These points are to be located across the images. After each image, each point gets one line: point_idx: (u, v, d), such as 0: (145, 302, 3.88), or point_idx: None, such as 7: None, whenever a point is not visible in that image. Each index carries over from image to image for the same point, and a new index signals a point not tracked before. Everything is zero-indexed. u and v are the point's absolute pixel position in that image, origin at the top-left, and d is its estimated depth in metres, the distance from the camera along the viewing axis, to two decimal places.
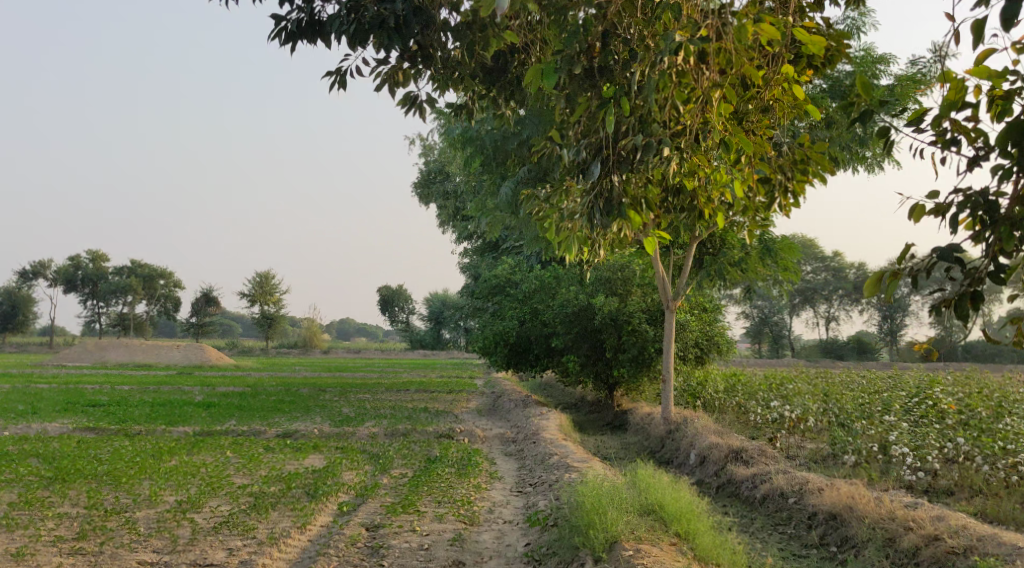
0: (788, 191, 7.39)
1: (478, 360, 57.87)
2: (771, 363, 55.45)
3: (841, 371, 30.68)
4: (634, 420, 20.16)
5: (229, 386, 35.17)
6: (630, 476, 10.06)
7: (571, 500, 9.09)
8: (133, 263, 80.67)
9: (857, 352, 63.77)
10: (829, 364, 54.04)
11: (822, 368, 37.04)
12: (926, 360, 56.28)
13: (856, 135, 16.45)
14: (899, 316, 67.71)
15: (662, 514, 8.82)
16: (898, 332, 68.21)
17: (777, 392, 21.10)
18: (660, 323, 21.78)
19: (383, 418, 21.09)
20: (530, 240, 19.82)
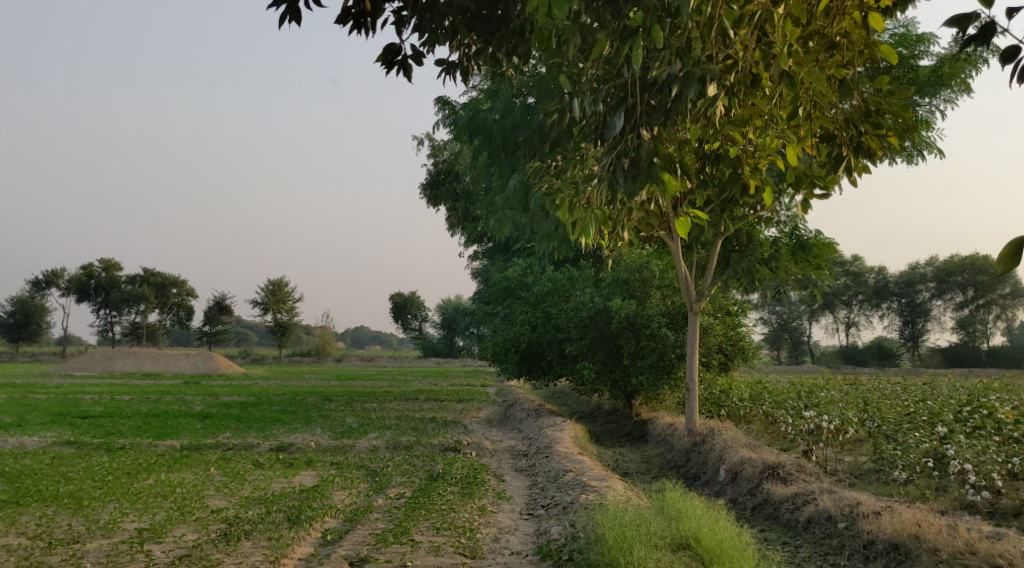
0: (862, 146, 7.23)
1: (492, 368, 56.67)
2: (790, 370, 54.01)
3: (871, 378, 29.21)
4: (655, 431, 18.90)
5: (232, 396, 33.98)
6: (656, 501, 8.80)
7: (592, 532, 7.85)
8: (145, 272, 79.94)
9: (879, 358, 62.04)
10: (851, 372, 52.48)
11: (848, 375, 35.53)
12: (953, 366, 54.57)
13: None
14: (923, 322, 65.99)
15: (699, 549, 7.54)
16: (921, 338, 66.46)
17: (807, 401, 19.78)
18: (681, 327, 20.52)
19: (387, 429, 19.86)
20: (542, 239, 18.63)
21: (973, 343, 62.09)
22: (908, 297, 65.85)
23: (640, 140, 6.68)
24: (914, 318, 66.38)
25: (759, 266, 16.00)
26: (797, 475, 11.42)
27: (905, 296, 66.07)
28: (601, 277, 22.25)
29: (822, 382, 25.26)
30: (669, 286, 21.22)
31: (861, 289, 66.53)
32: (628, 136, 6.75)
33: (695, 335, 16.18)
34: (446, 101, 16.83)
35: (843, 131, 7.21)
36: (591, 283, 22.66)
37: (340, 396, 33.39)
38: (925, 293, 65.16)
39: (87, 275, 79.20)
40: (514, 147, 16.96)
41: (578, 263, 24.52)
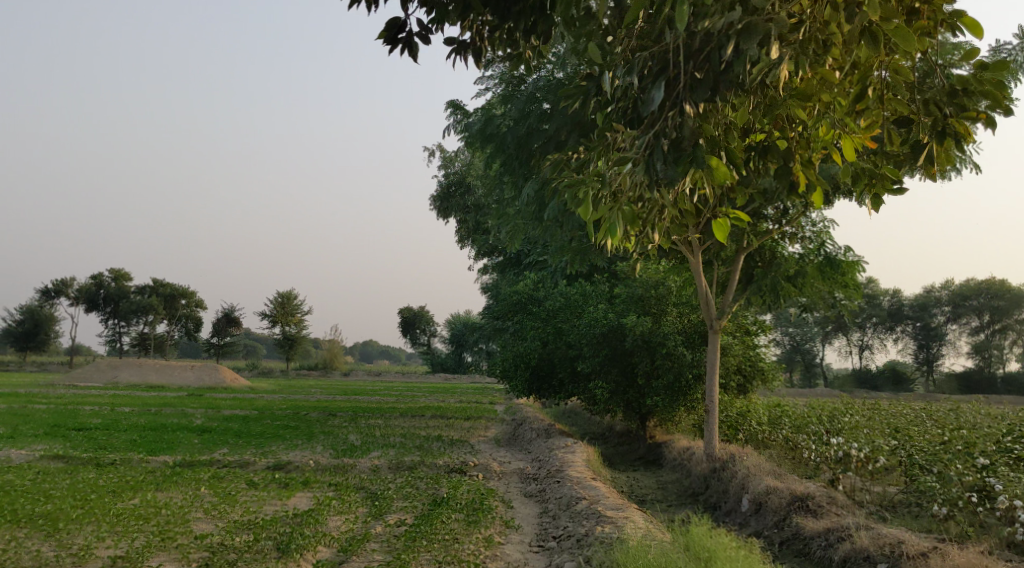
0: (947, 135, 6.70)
1: (501, 386, 55.98)
2: (803, 394, 53.01)
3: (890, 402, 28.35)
4: (670, 454, 18.13)
5: (235, 409, 33.26)
6: (680, 537, 8.07)
7: None
8: (155, 282, 79.58)
9: (892, 382, 60.93)
10: (865, 396, 51.46)
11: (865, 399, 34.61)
12: (969, 393, 53.46)
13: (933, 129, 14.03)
14: (937, 346, 64.88)
15: None
16: (936, 362, 65.33)
17: (829, 425, 18.99)
18: (698, 346, 19.78)
19: (392, 448, 19.11)
20: (555, 253, 17.91)
21: (988, 368, 60.95)
22: (922, 320, 64.76)
23: (684, 121, 6.38)
24: (928, 341, 65.28)
25: (782, 283, 15.26)
26: (829, 508, 10.63)
27: (919, 319, 64.98)
28: (615, 292, 21.52)
29: (841, 406, 24.42)
30: (686, 303, 20.48)
31: (875, 311, 65.53)
32: (668, 113, 6.44)
33: (716, 355, 15.42)
34: (458, 106, 16.15)
35: (921, 118, 6.77)
36: (604, 299, 21.93)
37: (345, 412, 32.63)
38: (940, 316, 64.08)
39: (96, 284, 78.85)
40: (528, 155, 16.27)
41: (591, 278, 23.81)
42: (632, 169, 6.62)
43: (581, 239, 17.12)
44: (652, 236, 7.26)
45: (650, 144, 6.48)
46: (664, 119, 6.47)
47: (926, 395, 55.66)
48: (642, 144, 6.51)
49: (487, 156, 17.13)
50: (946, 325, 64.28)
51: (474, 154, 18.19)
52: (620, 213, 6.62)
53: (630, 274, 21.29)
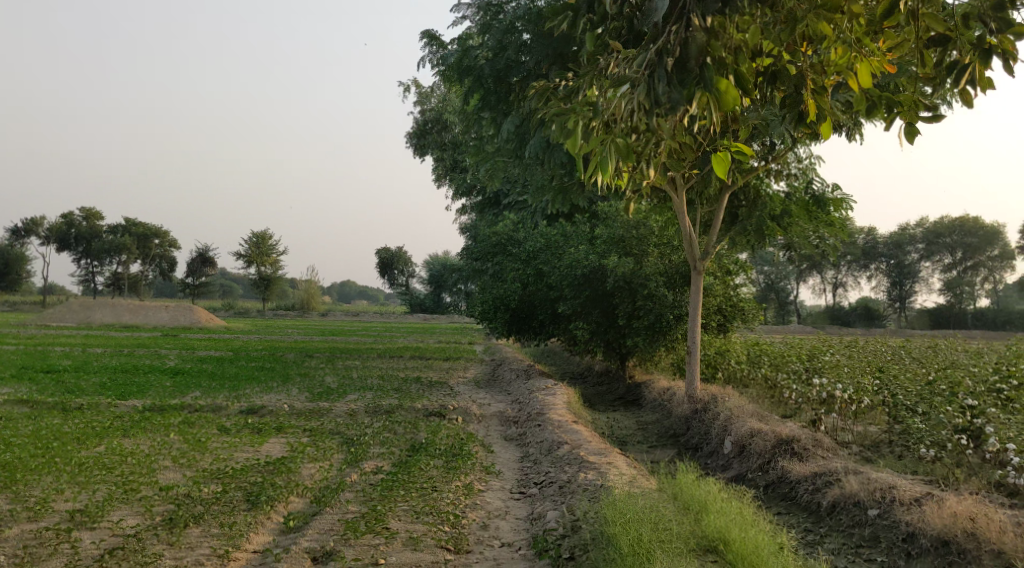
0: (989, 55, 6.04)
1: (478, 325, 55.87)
2: (778, 331, 53.32)
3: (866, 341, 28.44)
4: (651, 395, 17.96)
5: (210, 350, 32.77)
6: (669, 488, 7.87)
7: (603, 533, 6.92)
8: (127, 222, 78.25)
9: (865, 320, 61.40)
10: (839, 333, 51.82)
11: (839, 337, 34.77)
12: (940, 330, 54.00)
13: None
14: (911, 283, 65.25)
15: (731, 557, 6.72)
16: (909, 299, 65.81)
17: (810, 365, 18.88)
18: (680, 287, 19.50)
19: (368, 390, 18.77)
20: (534, 193, 17.34)
21: (960, 305, 61.52)
22: (896, 258, 64.97)
23: (689, 35, 5.86)
24: (902, 279, 65.60)
25: (766, 222, 14.77)
26: (815, 451, 10.39)
27: (893, 256, 65.13)
28: (595, 232, 21.07)
29: (820, 345, 24.39)
30: (668, 243, 20.07)
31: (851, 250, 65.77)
32: (671, 27, 5.93)
33: (699, 295, 15.05)
34: (433, 38, 15.35)
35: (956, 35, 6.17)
36: (584, 239, 21.47)
37: (320, 353, 32.20)
38: (915, 255, 64.42)
39: (67, 224, 77.34)
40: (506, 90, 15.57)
41: (570, 218, 23.39)
42: (629, 92, 6.10)
43: (561, 177, 16.52)
44: (647, 171, 6.68)
45: (651, 61, 5.98)
46: (666, 34, 5.96)
47: (898, 332, 56.15)
48: (643, 61, 6.00)
49: (464, 91, 16.45)
50: (920, 264, 64.69)
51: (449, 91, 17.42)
52: (615, 139, 6.08)
53: (610, 214, 20.88)
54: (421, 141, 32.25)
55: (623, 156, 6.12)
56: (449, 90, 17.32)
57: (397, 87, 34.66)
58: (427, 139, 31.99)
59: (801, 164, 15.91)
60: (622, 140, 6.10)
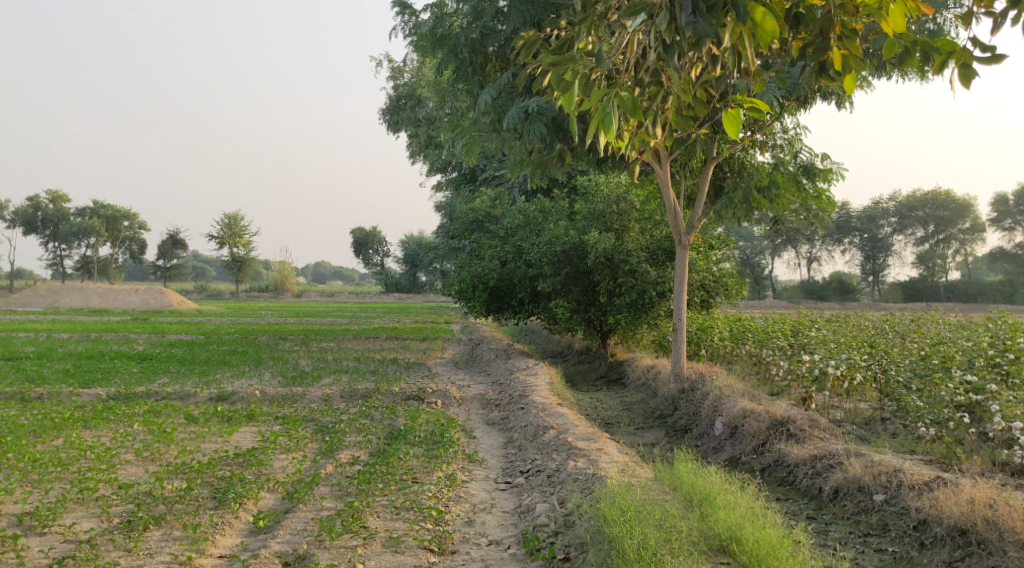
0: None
1: (454, 304, 55.32)
2: (753, 305, 53.21)
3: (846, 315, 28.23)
4: (634, 374, 17.54)
5: (182, 334, 31.98)
6: (672, 484, 7.42)
7: (606, 535, 6.46)
8: (95, 204, 76.70)
9: (840, 294, 61.44)
10: (812, 307, 51.74)
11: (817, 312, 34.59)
12: (914, 303, 54.13)
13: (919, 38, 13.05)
14: (884, 257, 65.31)
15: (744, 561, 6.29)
16: (882, 273, 65.89)
17: (795, 340, 18.54)
18: (663, 263, 19.05)
19: (344, 374, 18.20)
20: (512, 167, 16.75)
21: (933, 278, 61.64)
22: (869, 232, 64.92)
23: None
24: (875, 253, 65.63)
25: (753, 194, 14.32)
26: (811, 432, 10.01)
27: (867, 230, 65.09)
28: (576, 208, 20.53)
29: (802, 320, 24.09)
30: (650, 218, 19.57)
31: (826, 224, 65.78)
32: None
33: (685, 271, 14.58)
34: (404, 6, 14.66)
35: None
36: (564, 216, 20.93)
37: (295, 335, 31.54)
38: (888, 228, 64.54)
39: (34, 207, 75.68)
40: (483, 61, 14.94)
41: (549, 194, 22.85)
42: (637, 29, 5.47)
43: (540, 151, 15.94)
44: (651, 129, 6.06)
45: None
46: None
47: (873, 305, 56.21)
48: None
49: (439, 62, 15.76)
50: (894, 237, 64.86)
51: (420, 63, 16.73)
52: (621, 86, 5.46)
53: (590, 189, 20.36)
54: (394, 117, 31.44)
55: (627, 112, 5.51)
56: (421, 62, 16.65)
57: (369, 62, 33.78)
58: (401, 115, 31.20)
59: (787, 133, 15.52)
60: (626, 94, 5.49)
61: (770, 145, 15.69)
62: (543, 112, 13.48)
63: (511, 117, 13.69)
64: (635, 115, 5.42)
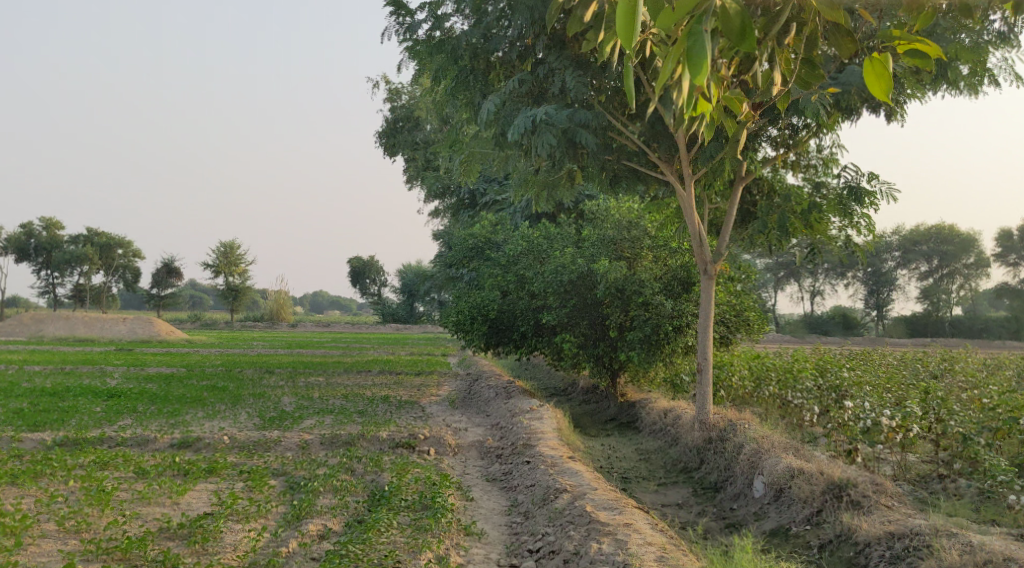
0: None
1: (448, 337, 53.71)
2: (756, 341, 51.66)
3: (860, 351, 26.72)
4: (649, 419, 15.90)
5: (162, 366, 30.21)
6: None
7: None
8: (89, 231, 75.11)
9: (843, 329, 59.83)
10: (815, 343, 50.01)
11: (823, 350, 33.12)
12: (919, 340, 52.68)
13: (980, 49, 11.67)
14: (888, 291, 63.70)
15: None
16: (886, 308, 64.25)
17: (823, 381, 16.97)
18: (679, 296, 17.53)
19: (328, 414, 16.52)
20: (516, 189, 15.22)
21: (937, 313, 60.12)
22: (873, 266, 63.31)
23: None
24: (879, 287, 64.08)
25: (788, 219, 12.81)
26: (877, 501, 8.45)
27: (870, 265, 63.72)
28: (585, 235, 18.98)
29: (820, 358, 22.54)
30: (665, 247, 18.01)
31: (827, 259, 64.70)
32: None
33: (711, 305, 13.03)
34: (398, 5, 13.18)
35: None
36: (571, 243, 19.37)
37: (282, 368, 29.81)
38: (891, 262, 63.13)
39: (26, 234, 74.00)
40: (485, 67, 13.46)
41: (554, 220, 21.35)
42: None
43: (548, 170, 14.44)
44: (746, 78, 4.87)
45: None
46: None
47: (878, 341, 54.49)
48: None
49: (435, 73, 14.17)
50: (897, 271, 63.52)
51: (413, 76, 15.21)
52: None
53: (599, 215, 18.89)
54: (391, 140, 29.88)
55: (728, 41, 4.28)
56: (415, 74, 15.15)
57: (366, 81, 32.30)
58: (398, 138, 29.69)
59: (822, 153, 14.17)
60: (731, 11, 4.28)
61: (802, 165, 14.30)
62: (553, 124, 11.97)
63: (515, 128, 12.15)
64: (739, 44, 4.22)
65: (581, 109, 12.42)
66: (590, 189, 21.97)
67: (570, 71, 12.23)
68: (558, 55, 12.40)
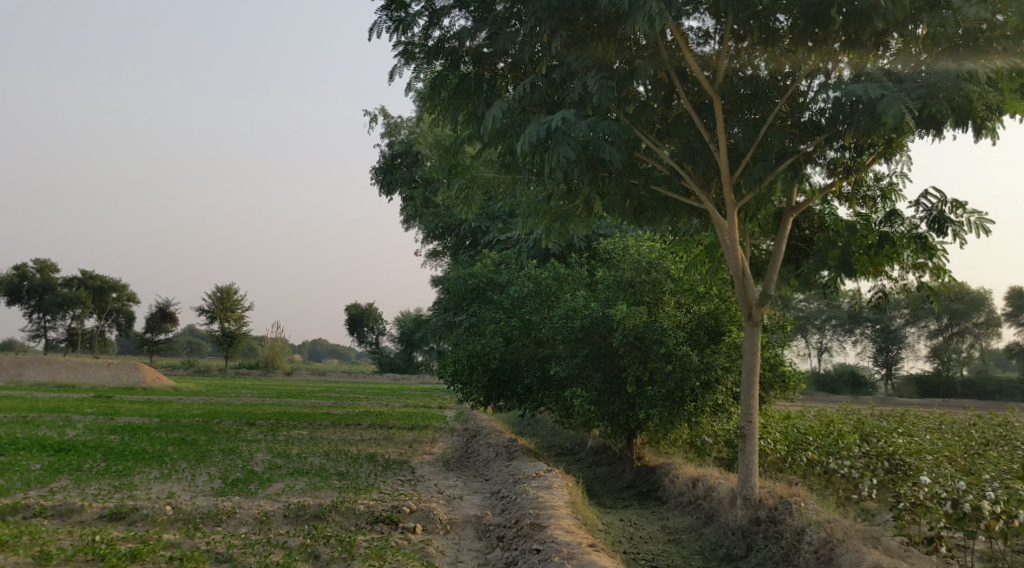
0: None
1: (441, 389, 51.50)
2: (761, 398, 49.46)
3: (890, 411, 24.48)
4: (676, 489, 13.69)
5: (135, 415, 27.91)
6: None
7: None
8: (83, 274, 73.17)
9: (851, 387, 57.41)
10: (823, 402, 47.56)
11: (837, 409, 30.84)
12: (931, 401, 50.43)
13: None
14: (898, 349, 61.46)
15: None
16: (896, 366, 61.97)
17: (874, 448, 14.73)
18: (706, 348, 15.43)
19: (302, 477, 14.35)
20: (524, 219, 13.24)
21: (949, 373, 57.91)
22: (881, 323, 61.07)
23: None
24: (887, 344, 61.97)
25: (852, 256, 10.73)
26: None
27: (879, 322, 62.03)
28: (598, 277, 16.92)
29: (854, 419, 20.32)
30: (690, 291, 15.94)
31: (835, 314, 62.68)
32: None
33: (755, 359, 10.94)
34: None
35: None
36: (583, 286, 17.28)
37: (265, 420, 27.54)
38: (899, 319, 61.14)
39: (19, 275, 72.14)
40: (492, 73, 11.60)
41: (564, 261, 19.31)
42: None
43: (563, 196, 12.47)
44: None
45: None
46: None
47: (887, 400, 52.10)
48: None
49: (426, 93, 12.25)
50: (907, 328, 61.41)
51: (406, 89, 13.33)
52: None
53: (615, 256, 16.85)
54: (388, 176, 27.98)
55: None
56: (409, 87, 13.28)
57: (363, 114, 30.45)
58: (395, 174, 27.78)
59: (879, 183, 12.19)
60: None
61: (858, 196, 12.29)
62: (571, 133, 10.09)
63: (526, 137, 10.30)
64: None
65: (604, 119, 10.54)
66: (603, 228, 19.94)
67: (592, 73, 10.38)
68: (577, 56, 10.57)
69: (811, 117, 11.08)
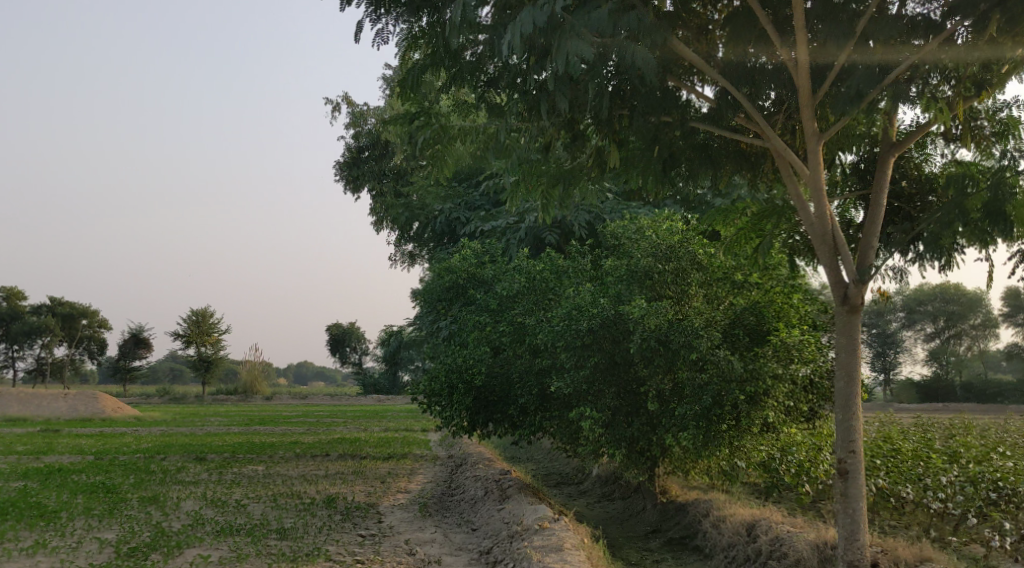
0: None
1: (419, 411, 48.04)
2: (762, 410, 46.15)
3: (940, 421, 21.20)
4: (726, 540, 10.34)
5: (69, 454, 24.08)
6: None
7: None
8: (51, 301, 68.97)
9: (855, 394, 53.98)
10: (828, 408, 44.57)
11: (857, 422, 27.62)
12: (943, 406, 47.42)
13: None
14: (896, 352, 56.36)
15: None
16: (898, 371, 59.00)
17: (972, 476, 11.45)
18: (749, 352, 12.11)
19: (228, 539, 10.82)
20: (512, 183, 9.83)
21: (955, 376, 55.00)
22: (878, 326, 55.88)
23: None
24: (885, 348, 56.15)
25: (1000, 201, 7.52)
26: None
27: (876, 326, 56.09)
28: (604, 267, 13.39)
29: (910, 433, 17.02)
30: (724, 280, 12.57)
31: None
32: None
33: (855, 360, 7.97)
34: None
35: None
36: (588, 279, 13.90)
37: (222, 453, 23.87)
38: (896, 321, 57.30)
39: None
40: None
41: (562, 252, 15.93)
42: None
43: (568, 138, 9.18)
44: None
45: None
46: None
47: (893, 406, 48.89)
48: None
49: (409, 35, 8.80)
50: (911, 331, 58.41)
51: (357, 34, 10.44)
52: None
53: (625, 240, 13.43)
54: (355, 172, 24.53)
55: None
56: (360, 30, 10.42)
57: (324, 104, 27.08)
58: (362, 169, 24.27)
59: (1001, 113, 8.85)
60: None
61: (975, 132, 8.89)
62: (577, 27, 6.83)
63: (519, 28, 7.14)
64: None
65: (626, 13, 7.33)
66: (608, 213, 16.60)
67: None
68: None
69: (913, 13, 7.99)
